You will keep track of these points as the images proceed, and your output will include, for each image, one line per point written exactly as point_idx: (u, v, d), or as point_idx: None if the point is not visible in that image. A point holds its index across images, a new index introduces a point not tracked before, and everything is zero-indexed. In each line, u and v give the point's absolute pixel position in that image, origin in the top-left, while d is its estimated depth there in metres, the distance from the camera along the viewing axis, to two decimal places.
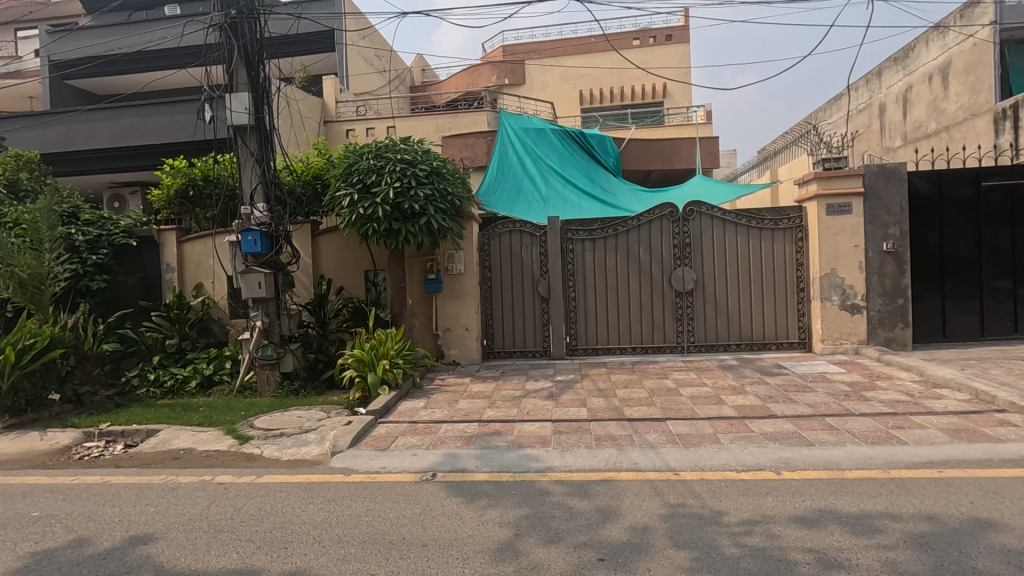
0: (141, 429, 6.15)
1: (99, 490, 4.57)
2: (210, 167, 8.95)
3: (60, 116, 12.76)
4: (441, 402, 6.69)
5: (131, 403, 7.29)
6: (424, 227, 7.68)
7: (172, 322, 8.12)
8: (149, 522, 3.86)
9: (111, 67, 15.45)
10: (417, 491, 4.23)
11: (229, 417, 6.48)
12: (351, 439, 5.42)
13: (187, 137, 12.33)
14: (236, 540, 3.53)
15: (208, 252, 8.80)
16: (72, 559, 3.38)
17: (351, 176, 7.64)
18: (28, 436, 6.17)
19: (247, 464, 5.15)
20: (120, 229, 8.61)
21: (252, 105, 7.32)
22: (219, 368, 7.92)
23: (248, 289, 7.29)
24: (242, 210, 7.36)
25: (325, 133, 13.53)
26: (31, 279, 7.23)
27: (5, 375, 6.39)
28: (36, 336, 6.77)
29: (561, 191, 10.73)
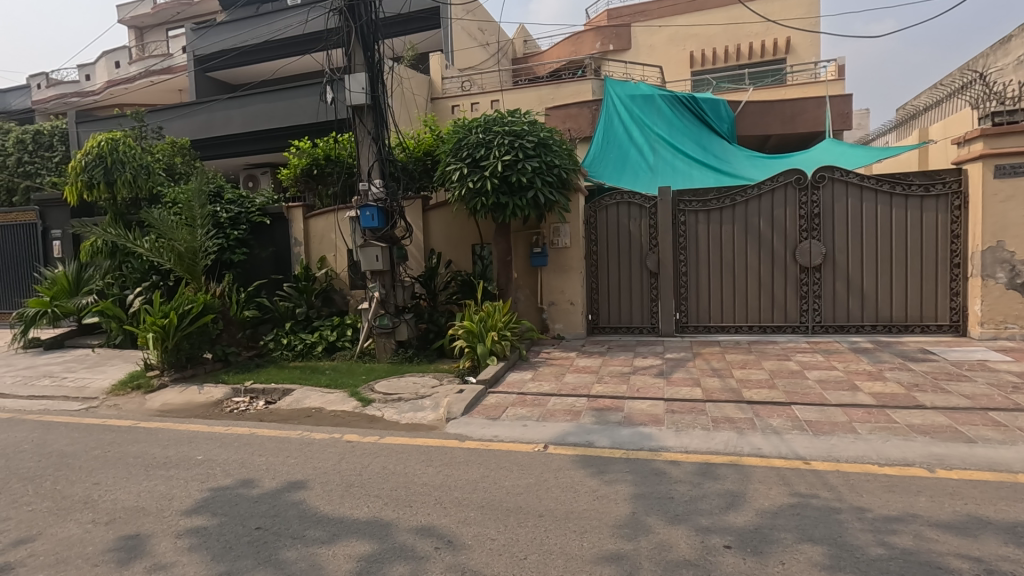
0: (278, 388, 6.82)
1: (249, 440, 5.15)
2: (332, 147, 9.52)
3: (203, 105, 14.25)
4: (548, 375, 6.74)
5: (268, 364, 8.09)
6: (531, 200, 7.66)
7: (300, 292, 8.85)
8: (293, 471, 4.27)
9: (245, 59, 16.90)
10: (531, 462, 4.29)
11: (351, 380, 6.99)
12: (464, 407, 5.62)
13: (309, 120, 13.23)
14: (365, 495, 3.79)
15: (331, 227, 9.42)
16: (239, 497, 3.84)
17: (461, 151, 7.76)
18: (189, 389, 7.09)
19: (371, 425, 5.53)
20: (256, 208, 9.58)
21: (368, 85, 7.63)
22: (341, 335, 8.56)
23: (367, 262, 7.73)
24: (361, 186, 7.78)
25: (432, 109, 13.86)
26: (187, 251, 8.13)
27: (170, 335, 7.39)
28: (192, 302, 7.69)
29: (670, 160, 10.21)
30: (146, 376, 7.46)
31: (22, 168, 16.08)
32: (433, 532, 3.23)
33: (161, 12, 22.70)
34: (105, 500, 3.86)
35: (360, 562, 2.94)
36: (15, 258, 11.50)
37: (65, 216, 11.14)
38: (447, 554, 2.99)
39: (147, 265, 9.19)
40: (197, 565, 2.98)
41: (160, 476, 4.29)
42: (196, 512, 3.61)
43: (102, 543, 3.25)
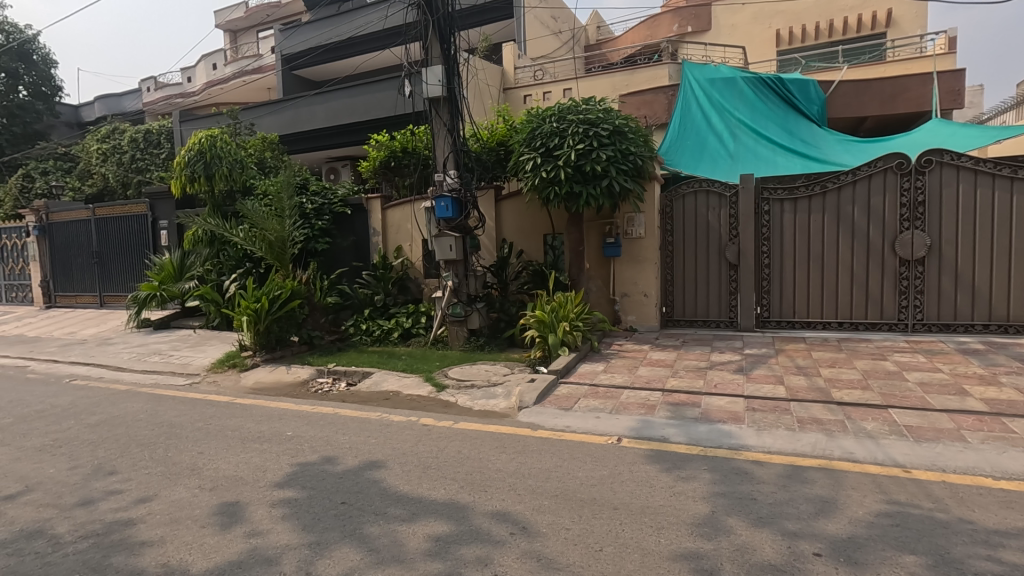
0: (358, 370, 7.15)
1: (332, 419, 5.44)
2: (409, 139, 9.77)
3: (290, 102, 15.08)
4: (621, 367, 6.64)
5: (349, 348, 8.49)
6: (605, 189, 7.53)
7: (378, 280, 9.22)
8: (374, 451, 4.47)
9: (327, 56, 17.67)
10: (604, 454, 4.25)
11: (426, 366, 7.20)
12: (536, 396, 5.66)
13: (387, 113, 13.68)
14: (442, 477, 3.91)
15: (407, 217, 9.71)
16: (324, 472, 4.07)
17: (534, 140, 7.72)
18: (278, 369, 7.60)
19: (445, 409, 5.68)
20: (338, 199, 10.06)
21: (444, 77, 7.76)
22: (416, 322, 8.84)
23: (441, 252, 7.91)
24: (436, 177, 7.95)
25: (504, 100, 13.90)
26: (277, 241, 8.65)
27: (262, 318, 7.92)
28: (281, 288, 8.21)
29: (753, 146, 9.69)
30: (241, 356, 8.05)
31: (135, 164, 17.87)
32: (508, 518, 3.28)
33: (253, 15, 24.18)
34: (208, 468, 4.22)
35: (438, 542, 3.03)
36: (130, 246, 12.71)
37: (171, 208, 12.16)
38: (522, 541, 3.02)
39: (241, 253, 9.89)
40: (290, 533, 3.18)
41: (255, 449, 4.62)
42: (287, 484, 3.86)
43: (207, 507, 3.55)
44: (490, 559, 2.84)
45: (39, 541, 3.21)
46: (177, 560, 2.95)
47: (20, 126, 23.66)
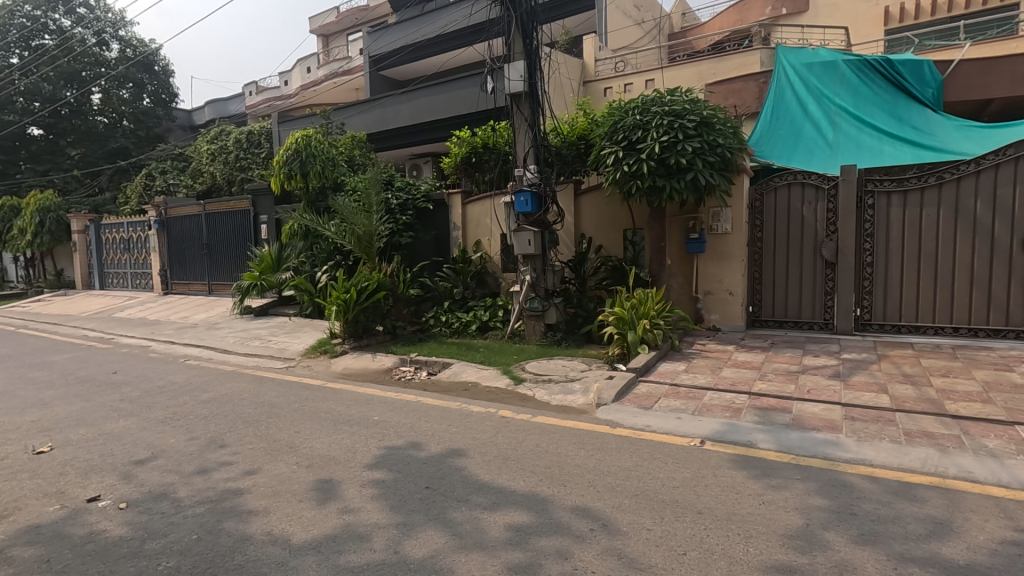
0: (439, 361, 7.39)
1: (415, 407, 5.66)
2: (489, 135, 9.89)
3: (377, 101, 15.77)
4: (703, 368, 6.41)
5: (429, 338, 8.78)
6: (690, 183, 7.27)
7: (458, 274, 9.47)
8: (454, 439, 4.61)
9: (412, 56, 18.26)
10: (687, 456, 4.12)
11: (503, 359, 7.30)
12: (615, 394, 5.60)
13: (468, 110, 13.97)
14: (522, 469, 3.96)
15: (487, 212, 9.86)
16: (409, 457, 4.24)
17: (616, 133, 7.56)
18: (365, 357, 8.00)
19: (523, 403, 5.74)
20: (421, 194, 10.42)
21: (526, 72, 7.79)
22: (493, 315, 8.99)
23: (520, 247, 7.97)
24: (516, 172, 8.01)
25: (584, 93, 13.83)
26: (365, 235, 9.08)
27: (351, 308, 8.36)
28: (368, 280, 8.63)
29: (854, 135, 8.98)
30: (332, 343, 8.54)
31: (239, 163, 19.38)
32: (589, 513, 3.27)
33: (343, 20, 25.36)
34: (305, 447, 4.53)
35: (519, 532, 3.07)
36: (235, 239, 13.83)
37: (270, 204, 13.08)
38: (603, 537, 3.00)
39: (332, 246, 10.51)
40: (379, 513, 3.35)
41: (346, 431, 4.90)
42: (376, 466, 4.06)
43: (304, 483, 3.81)
44: (571, 553, 2.84)
45: (164, 502, 3.59)
46: (280, 529, 3.20)
47: (144, 130, 26.35)
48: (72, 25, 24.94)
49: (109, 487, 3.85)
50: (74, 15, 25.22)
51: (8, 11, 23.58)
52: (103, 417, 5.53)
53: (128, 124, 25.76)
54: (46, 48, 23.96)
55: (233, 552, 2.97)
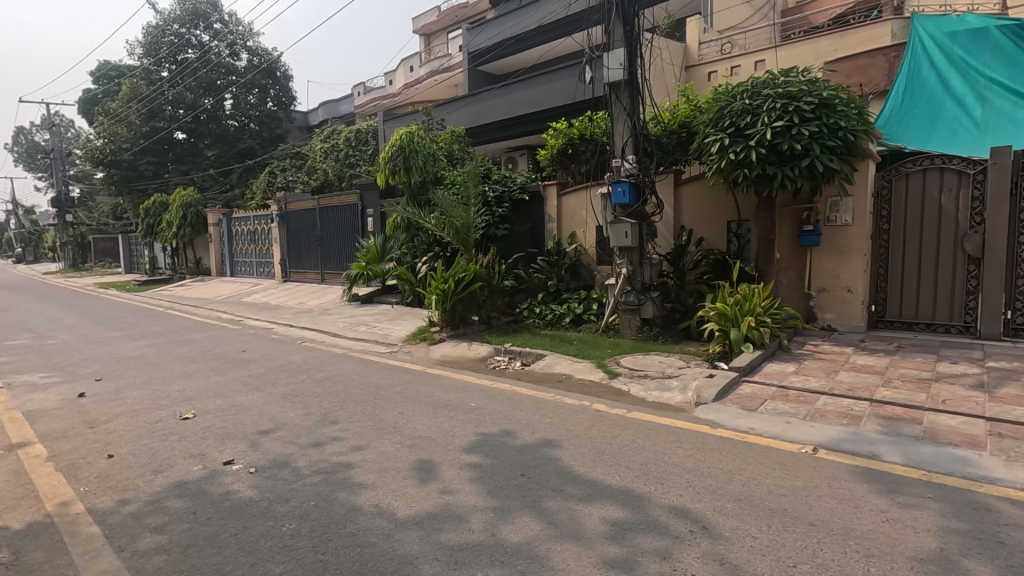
0: (532, 352, 7.47)
1: (510, 396, 5.77)
2: (587, 126, 9.81)
3: (475, 96, 16.16)
4: (816, 370, 5.94)
5: (523, 329, 8.88)
6: (805, 170, 6.73)
7: (553, 266, 9.52)
8: (549, 430, 4.64)
9: (510, 49, 18.44)
10: (797, 464, 3.85)
11: (597, 353, 7.22)
12: (716, 393, 5.35)
13: (565, 101, 13.92)
14: (617, 464, 3.90)
15: (582, 204, 9.76)
16: (505, 444, 4.34)
17: (722, 120, 7.16)
18: (461, 345, 8.27)
19: (618, 397, 5.65)
20: (517, 186, 10.53)
21: (626, 60, 7.60)
22: (587, 308, 8.92)
23: (616, 239, 7.82)
24: (614, 163, 7.86)
25: (687, 78, 13.32)
26: (463, 227, 9.33)
27: (449, 298, 8.67)
28: (465, 272, 8.88)
29: (1010, 110, 7.79)
30: (430, 331, 8.93)
31: (348, 160, 20.71)
32: (688, 514, 3.16)
33: (445, 19, 26.07)
34: (407, 428, 4.79)
35: (615, 527, 3.04)
36: (345, 231, 14.83)
37: (376, 198, 13.85)
38: (703, 540, 2.89)
39: (432, 238, 10.95)
40: (477, 496, 3.46)
41: (445, 415, 5.12)
42: (473, 451, 4.20)
43: (407, 462, 4.02)
44: (670, 554, 2.77)
45: (287, 470, 3.95)
46: (386, 503, 3.41)
47: (267, 132, 28.92)
48: (210, 40, 27.98)
49: (241, 453, 4.31)
50: (212, 30, 28.18)
51: (160, 30, 26.85)
52: (235, 390, 6.20)
53: (254, 127, 28.40)
54: (189, 61, 27.02)
55: (345, 521, 3.20)
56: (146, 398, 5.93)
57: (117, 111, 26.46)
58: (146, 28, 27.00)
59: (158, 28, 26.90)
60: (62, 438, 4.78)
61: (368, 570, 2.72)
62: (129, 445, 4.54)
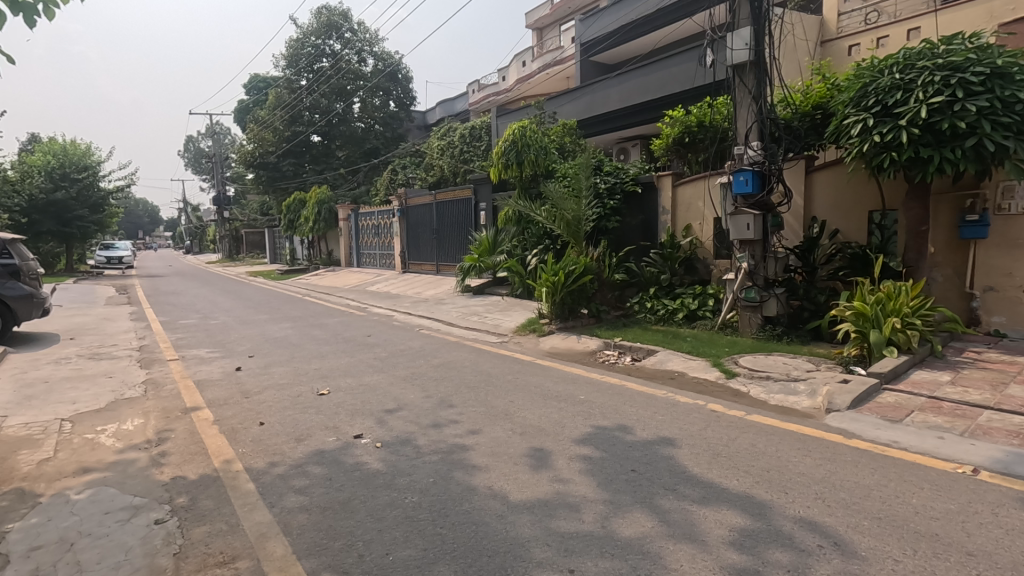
0: (643, 347, 7.31)
1: (619, 390, 5.71)
2: (706, 112, 9.33)
3: (587, 87, 16.03)
4: (977, 381, 5.19)
5: (633, 324, 8.68)
6: (970, 151, 5.86)
7: (666, 260, 9.23)
8: (662, 428, 4.52)
9: (624, 37, 18.03)
10: (952, 485, 3.40)
11: (713, 351, 6.89)
12: (851, 400, 4.87)
13: (681, 87, 13.38)
14: (735, 467, 3.72)
15: (699, 195, 9.32)
16: (617, 439, 4.30)
17: (866, 98, 6.45)
18: (570, 338, 8.29)
19: (736, 398, 5.36)
20: (629, 178, 10.28)
21: (753, 39, 7.11)
22: (702, 304, 8.54)
23: (736, 231, 7.36)
24: (736, 150, 7.40)
25: (823, 55, 12.21)
26: (573, 219, 9.29)
27: (559, 290, 8.73)
28: (576, 264, 8.86)
29: None
30: (540, 322, 9.06)
31: (463, 156, 21.51)
32: (816, 528, 2.94)
33: (558, 11, 25.96)
34: (518, 416, 4.92)
35: (734, 533, 2.91)
36: (460, 225, 15.45)
37: (489, 192, 14.26)
38: (835, 556, 2.68)
39: (542, 231, 11.07)
40: (587, 487, 3.48)
41: (555, 406, 5.18)
42: (584, 443, 4.21)
43: (519, 448, 4.14)
44: (795, 568, 2.59)
45: (408, 447, 4.24)
46: (499, 486, 3.54)
47: (390, 132, 30.86)
48: (342, 49, 30.41)
49: (369, 429, 4.70)
50: (343, 39, 30.56)
51: (300, 43, 29.61)
52: (363, 371, 6.76)
53: (379, 127, 30.43)
54: (324, 70, 29.57)
55: (462, 499, 3.38)
56: (289, 374, 6.67)
57: (265, 118, 29.75)
58: (289, 42, 29.94)
59: (298, 41, 29.69)
60: (224, 405, 5.53)
61: (482, 547, 2.85)
62: (277, 415, 5.14)
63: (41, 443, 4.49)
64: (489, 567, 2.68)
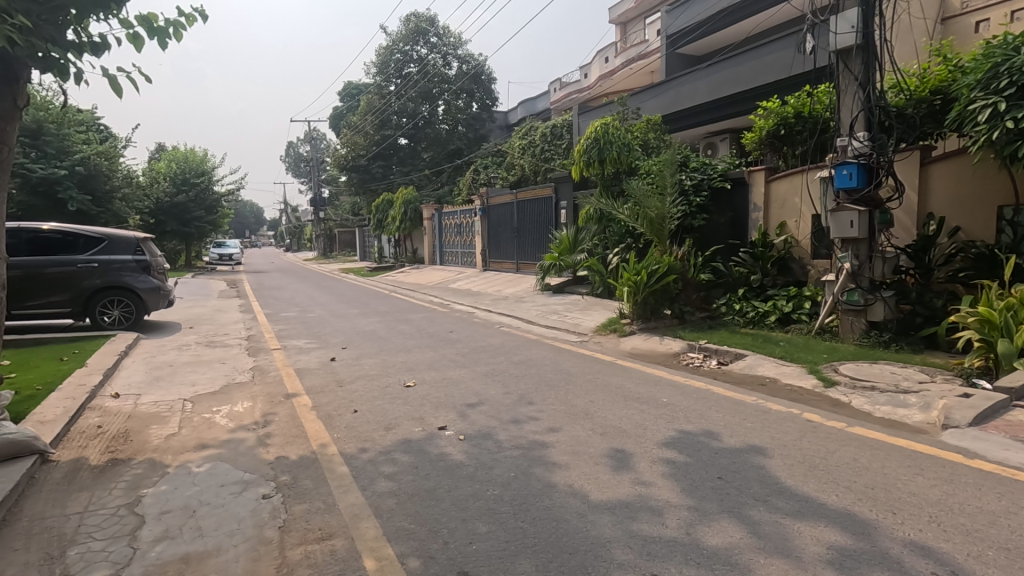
0: (731, 351, 6.99)
1: (706, 394, 5.50)
2: (805, 102, 8.75)
3: (672, 81, 15.52)
4: None
5: (720, 326, 8.30)
6: None
7: (756, 259, 8.76)
8: (752, 435, 4.31)
9: (714, 26, 17.25)
10: None
11: (810, 356, 6.46)
12: (973, 417, 4.38)
13: (777, 76, 12.66)
14: (834, 482, 3.47)
15: (795, 190, 8.75)
16: (702, 444, 4.15)
17: (998, 79, 5.77)
18: (653, 339, 8.10)
19: (834, 408, 4.99)
20: (717, 173, 9.84)
21: (861, 20, 6.57)
22: (797, 307, 8.03)
23: (837, 229, 6.85)
24: (839, 142, 6.88)
25: (944, 33, 10.98)
26: (657, 217, 9.03)
27: (641, 290, 8.55)
28: (659, 263, 8.62)
29: None
30: (621, 322, 8.92)
31: (544, 155, 21.59)
32: (929, 553, 2.68)
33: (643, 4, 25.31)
34: (598, 416, 4.88)
35: (833, 551, 2.72)
36: (541, 223, 15.52)
37: (570, 190, 14.21)
38: None
39: (624, 230, 10.87)
40: (671, 492, 3.39)
41: (636, 407, 5.09)
42: (667, 447, 4.11)
43: (599, 448, 4.11)
44: None
45: (490, 441, 4.34)
46: (580, 485, 3.53)
47: (473, 132, 31.55)
48: (428, 54, 31.48)
49: (452, 421, 4.86)
50: (430, 44, 31.57)
51: (390, 50, 31.02)
52: (446, 366, 6.99)
53: (463, 129, 31.20)
54: (412, 75, 30.78)
55: (542, 495, 3.41)
56: (378, 366, 7.03)
57: (358, 124, 31.48)
58: (380, 50, 31.46)
59: (387, 49, 31.11)
60: (320, 392, 5.93)
61: (563, 544, 2.87)
62: (368, 404, 5.43)
63: (168, 420, 5.05)
64: (570, 564, 2.69)
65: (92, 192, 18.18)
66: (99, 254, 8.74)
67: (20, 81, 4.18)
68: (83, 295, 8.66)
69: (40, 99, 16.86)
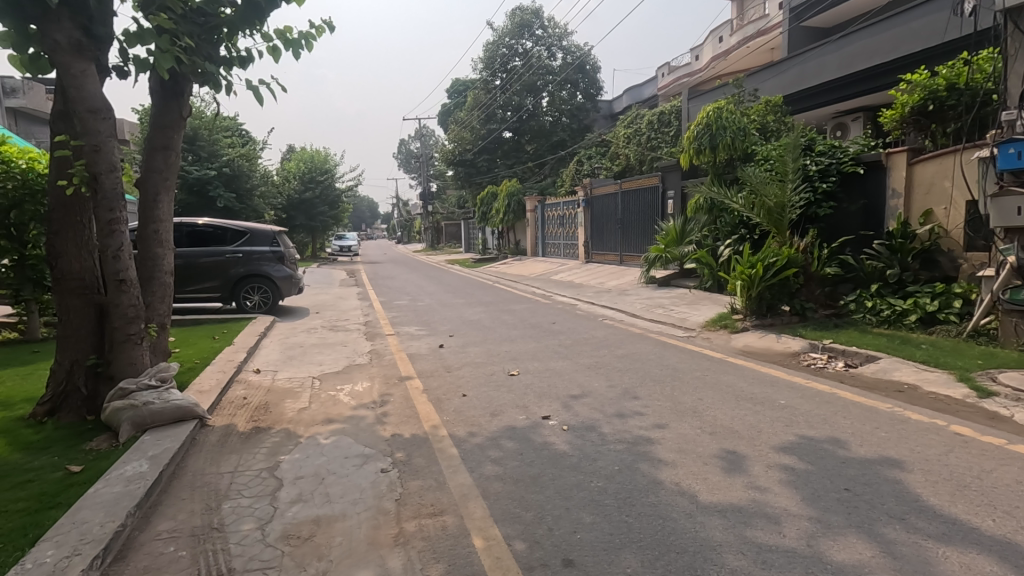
0: (861, 352, 6.35)
1: (830, 399, 5.05)
2: (961, 72, 7.69)
3: (796, 58, 14.30)
4: None
5: (848, 325, 7.55)
6: None
7: (894, 252, 7.86)
8: (886, 446, 3.90)
9: None
10: None
11: (959, 361, 5.71)
12: None
13: (925, 44, 11.22)
14: (989, 505, 3.05)
15: (945, 173, 7.66)
16: (826, 452, 3.83)
17: None
18: (768, 336, 7.58)
19: (992, 422, 4.35)
20: (849, 156, 8.95)
21: None
22: (945, 306, 7.10)
23: (999, 216, 5.96)
24: (1004, 116, 5.95)
25: None
26: (776, 206, 8.38)
27: (756, 284, 8.03)
28: (777, 256, 8.04)
29: None
30: (732, 318, 8.45)
31: (650, 143, 20.89)
32: None
33: None
34: (707, 415, 4.67)
35: None
36: (646, 214, 15.05)
37: (677, 179, 13.62)
38: None
39: (737, 220, 10.26)
40: (790, 500, 3.17)
41: (750, 408, 4.81)
42: (786, 452, 3.84)
43: (709, 449, 3.94)
44: None
45: (593, 434, 4.33)
46: (687, 484, 3.42)
47: (577, 123, 31.28)
48: (534, 46, 31.62)
49: (555, 411, 4.90)
50: (535, 37, 31.66)
51: (496, 45, 31.55)
52: (549, 356, 7.06)
53: (566, 120, 31.06)
54: (517, 69, 31.12)
55: (648, 491, 3.35)
56: (483, 354, 7.27)
57: (465, 119, 32.45)
58: (486, 46, 32.10)
59: (494, 44, 31.65)
60: (430, 377, 6.25)
61: (670, 543, 2.80)
62: (475, 390, 5.64)
63: (300, 395, 5.60)
64: (677, 564, 2.62)
65: (236, 190, 20.43)
66: (243, 246, 9.86)
67: (184, 93, 4.82)
68: (230, 281, 9.81)
69: (196, 109, 19.24)
